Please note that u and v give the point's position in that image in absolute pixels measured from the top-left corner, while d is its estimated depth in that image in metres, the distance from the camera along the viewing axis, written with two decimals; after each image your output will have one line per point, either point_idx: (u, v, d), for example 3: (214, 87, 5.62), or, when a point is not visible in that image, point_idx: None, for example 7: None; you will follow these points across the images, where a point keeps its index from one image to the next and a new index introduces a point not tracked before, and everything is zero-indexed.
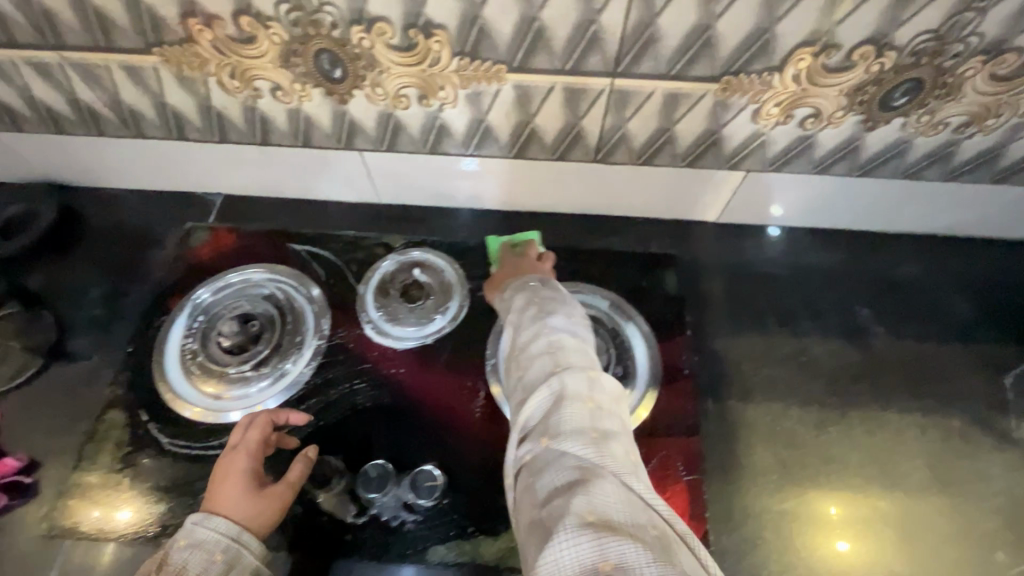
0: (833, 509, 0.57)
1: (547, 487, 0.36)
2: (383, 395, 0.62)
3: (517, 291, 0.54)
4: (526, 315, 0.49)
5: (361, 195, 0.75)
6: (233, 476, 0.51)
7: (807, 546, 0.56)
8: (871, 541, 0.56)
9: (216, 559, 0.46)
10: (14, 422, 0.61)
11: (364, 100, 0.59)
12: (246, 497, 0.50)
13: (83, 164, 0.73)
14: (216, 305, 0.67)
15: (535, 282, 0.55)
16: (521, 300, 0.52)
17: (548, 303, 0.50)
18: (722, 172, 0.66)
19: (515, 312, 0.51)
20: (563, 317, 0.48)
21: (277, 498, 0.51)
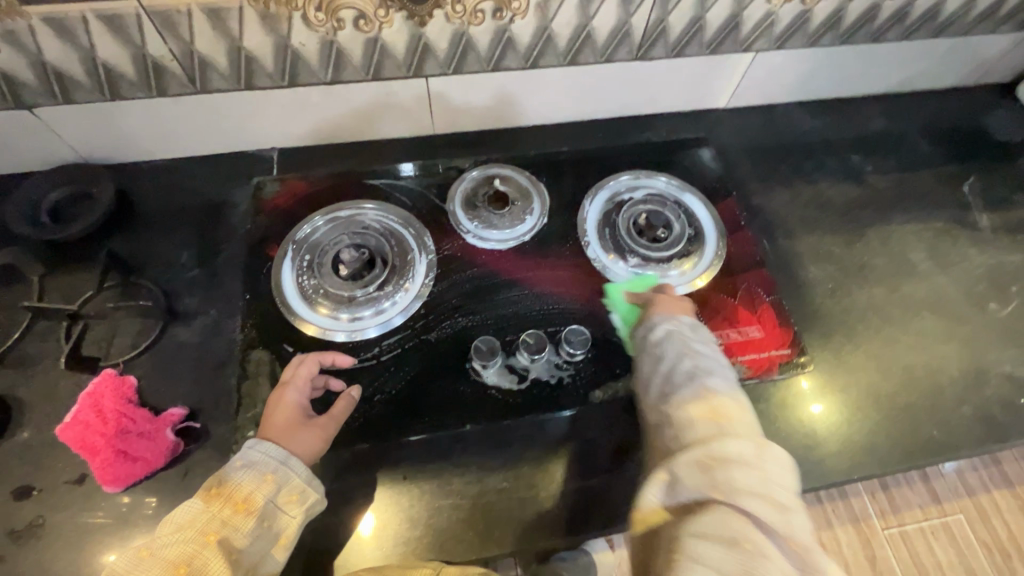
0: (804, 384, 0.67)
1: (701, 527, 0.42)
2: (503, 287, 0.69)
3: (667, 338, 0.58)
4: (681, 368, 0.55)
5: (419, 127, 0.80)
6: (284, 408, 0.57)
7: (789, 414, 0.66)
8: (834, 397, 0.67)
9: (266, 478, 0.52)
10: (155, 382, 0.61)
11: (442, 19, 0.64)
12: (295, 427, 0.56)
13: (129, 136, 0.71)
14: (318, 244, 0.70)
15: (685, 326, 0.60)
16: (672, 347, 0.57)
17: (706, 359, 0.56)
18: (737, 56, 0.78)
19: (667, 356, 0.57)
20: (720, 380, 0.54)
21: (320, 431, 0.57)
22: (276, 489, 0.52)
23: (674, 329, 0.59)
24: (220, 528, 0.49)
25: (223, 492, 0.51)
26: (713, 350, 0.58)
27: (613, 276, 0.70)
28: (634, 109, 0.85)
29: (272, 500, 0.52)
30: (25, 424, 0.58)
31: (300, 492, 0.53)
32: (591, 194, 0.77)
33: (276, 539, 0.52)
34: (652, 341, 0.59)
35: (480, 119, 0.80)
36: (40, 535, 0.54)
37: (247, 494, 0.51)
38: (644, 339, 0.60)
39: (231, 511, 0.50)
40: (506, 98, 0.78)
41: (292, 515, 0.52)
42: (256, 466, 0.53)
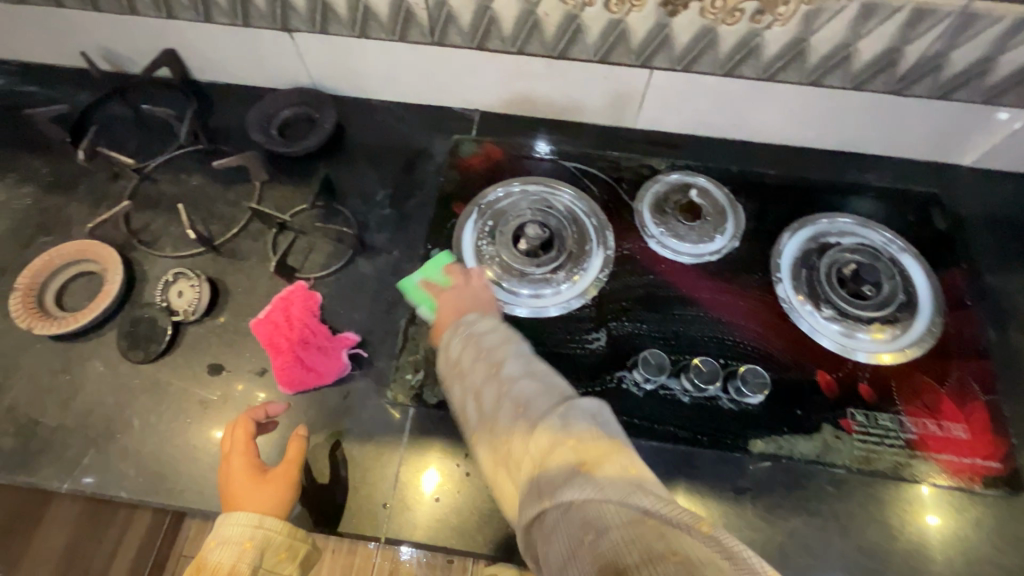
0: (924, 489, 0.57)
1: (564, 498, 0.35)
2: (677, 303, 0.65)
3: (463, 355, 0.51)
4: (478, 369, 0.49)
5: (621, 119, 0.77)
6: (236, 477, 0.53)
7: (900, 524, 0.56)
8: (961, 517, 0.56)
9: (247, 547, 0.49)
10: (335, 304, 0.66)
11: (696, 12, 0.61)
12: (254, 488, 0.52)
13: (358, 74, 0.76)
14: (502, 212, 0.70)
15: (465, 322, 0.54)
16: (457, 343, 0.52)
17: (468, 347, 0.51)
18: (1015, 113, 0.67)
19: (466, 368, 0.50)
20: (517, 363, 0.49)
21: (283, 480, 0.53)
22: (262, 554, 0.50)
23: (460, 346, 0.52)
24: None
25: (205, 572, 0.48)
26: (479, 330, 0.52)
27: (798, 320, 0.64)
28: (860, 146, 0.76)
29: (260, 564, 0.50)
30: (225, 310, 0.65)
31: (288, 549, 0.51)
32: (792, 227, 0.70)
33: None
34: (448, 359, 0.52)
35: (688, 121, 0.76)
36: (218, 410, 0.60)
37: (230, 569, 0.48)
38: (453, 361, 0.51)
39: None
40: (726, 106, 0.72)
41: (288, 573, 0.51)
42: (233, 537, 0.50)
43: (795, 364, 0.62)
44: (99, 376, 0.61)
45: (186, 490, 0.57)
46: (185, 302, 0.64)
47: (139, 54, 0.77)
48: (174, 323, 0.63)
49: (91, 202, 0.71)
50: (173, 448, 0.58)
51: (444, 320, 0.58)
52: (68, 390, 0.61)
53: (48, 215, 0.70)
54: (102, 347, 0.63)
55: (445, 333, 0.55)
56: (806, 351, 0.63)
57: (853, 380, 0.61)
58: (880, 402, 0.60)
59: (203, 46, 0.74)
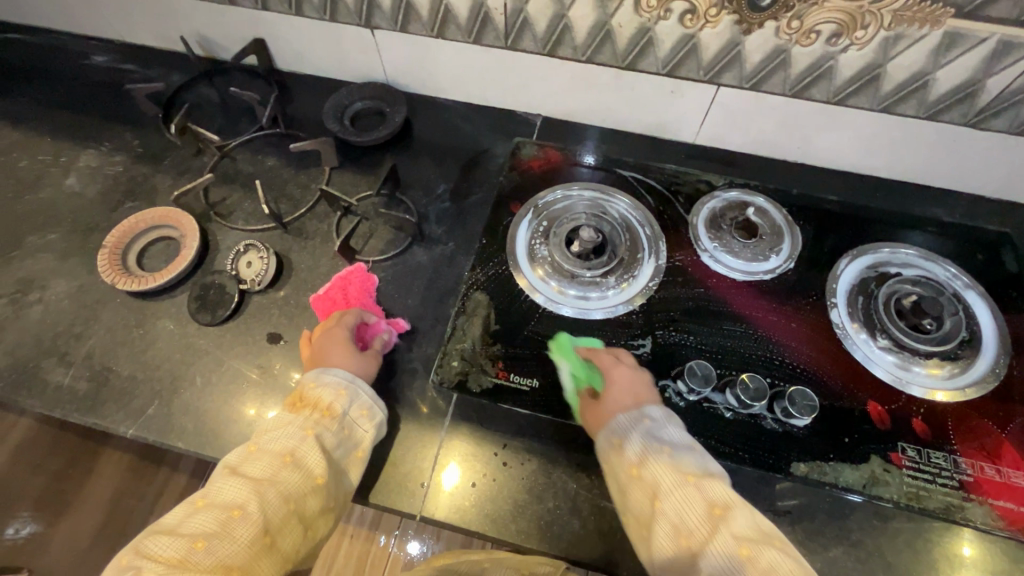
0: (964, 550, 0.54)
1: None
2: (728, 318, 0.65)
3: (656, 464, 0.50)
4: (691, 505, 0.47)
5: (681, 134, 0.78)
6: (337, 340, 0.59)
7: None
8: None
9: (341, 393, 0.55)
10: (390, 288, 0.68)
11: (770, 32, 0.62)
12: (353, 355, 0.58)
13: (430, 73, 0.80)
14: (558, 214, 0.72)
15: (659, 432, 0.52)
16: (655, 457, 0.50)
17: (669, 464, 0.49)
18: None
19: (668, 494, 0.48)
20: (740, 512, 0.46)
21: (370, 362, 0.60)
22: (351, 402, 0.55)
23: (646, 444, 0.51)
24: (310, 427, 0.52)
25: (306, 401, 0.54)
26: (688, 458, 0.50)
27: (851, 348, 0.63)
28: (927, 179, 0.74)
29: (348, 411, 0.54)
30: (287, 284, 0.68)
31: (370, 408, 0.56)
32: (852, 254, 0.69)
33: (354, 450, 0.54)
34: (638, 468, 0.50)
35: (750, 141, 0.76)
36: (274, 376, 0.63)
37: (325, 405, 0.54)
38: (633, 460, 0.51)
39: (318, 415, 0.53)
40: (790, 128, 0.72)
41: (367, 429, 0.55)
42: (332, 383, 0.55)
43: (845, 392, 0.60)
44: (169, 334, 0.66)
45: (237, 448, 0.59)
46: (253, 273, 0.68)
47: (231, 42, 0.82)
48: (241, 292, 0.67)
49: (174, 174, 0.76)
50: (228, 408, 0.61)
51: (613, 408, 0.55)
52: (140, 344, 0.65)
53: (136, 182, 0.76)
54: (173, 307, 0.67)
55: (627, 424, 0.53)
56: (858, 379, 0.61)
57: (906, 414, 0.59)
58: (934, 441, 0.58)
59: (290, 38, 0.79)
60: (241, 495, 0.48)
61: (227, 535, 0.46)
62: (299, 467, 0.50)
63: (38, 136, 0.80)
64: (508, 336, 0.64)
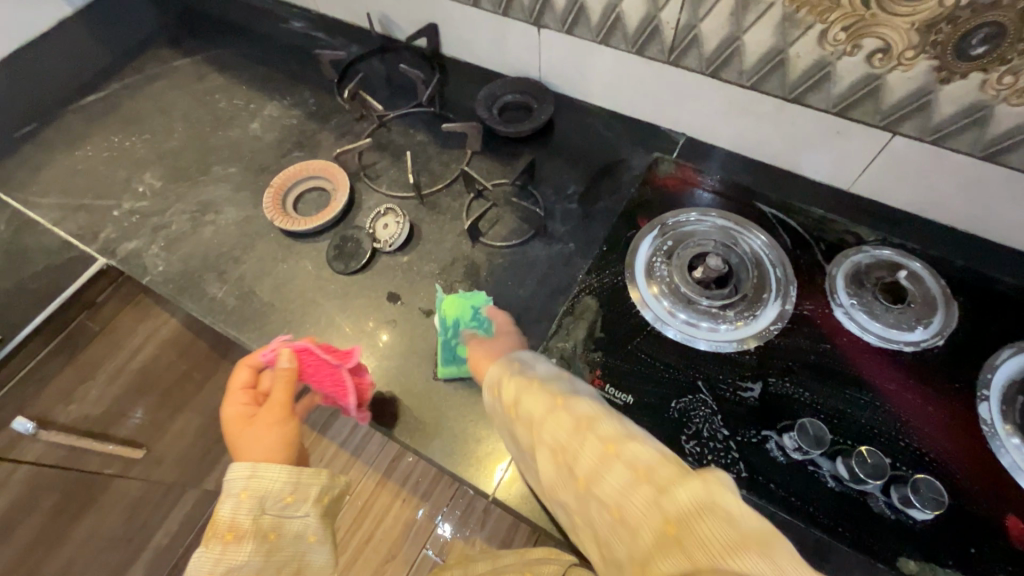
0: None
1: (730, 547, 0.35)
2: (853, 383, 0.60)
3: (523, 392, 0.51)
4: (559, 415, 0.48)
5: (836, 179, 0.73)
6: (235, 422, 0.60)
7: None
8: None
9: (244, 500, 0.55)
10: (505, 275, 0.71)
11: (974, 84, 0.56)
12: (252, 434, 0.58)
13: (583, 78, 0.81)
14: (684, 236, 0.70)
15: (528, 368, 0.54)
16: (527, 386, 0.52)
17: (541, 389, 0.51)
18: None
19: (540, 414, 0.49)
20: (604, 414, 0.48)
21: (270, 422, 0.59)
22: (262, 506, 0.55)
23: (514, 387, 0.52)
24: (225, 560, 0.52)
25: (213, 529, 0.54)
26: (555, 382, 0.52)
27: (997, 451, 0.55)
28: None
29: (268, 510, 0.55)
30: (414, 251, 0.73)
31: (292, 493, 0.56)
32: (1017, 346, 0.60)
33: (305, 537, 0.56)
34: (513, 401, 0.51)
35: (917, 200, 0.69)
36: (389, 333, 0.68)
37: (232, 521, 0.54)
38: (509, 404, 0.52)
39: (228, 540, 0.53)
40: (971, 193, 0.65)
41: (303, 513, 0.56)
42: (233, 487, 0.55)
43: (984, 497, 0.53)
44: (305, 274, 0.73)
45: None
46: (387, 235, 0.73)
47: (409, 23, 0.89)
48: (373, 250, 0.73)
49: (337, 134, 0.85)
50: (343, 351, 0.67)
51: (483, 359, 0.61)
52: (281, 276, 0.73)
53: (304, 135, 0.85)
54: (314, 250, 0.74)
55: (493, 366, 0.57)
56: (1001, 486, 0.53)
57: None
58: None
59: (462, 26, 0.85)
60: None
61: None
62: None
63: (237, 83, 0.93)
64: (611, 347, 0.64)
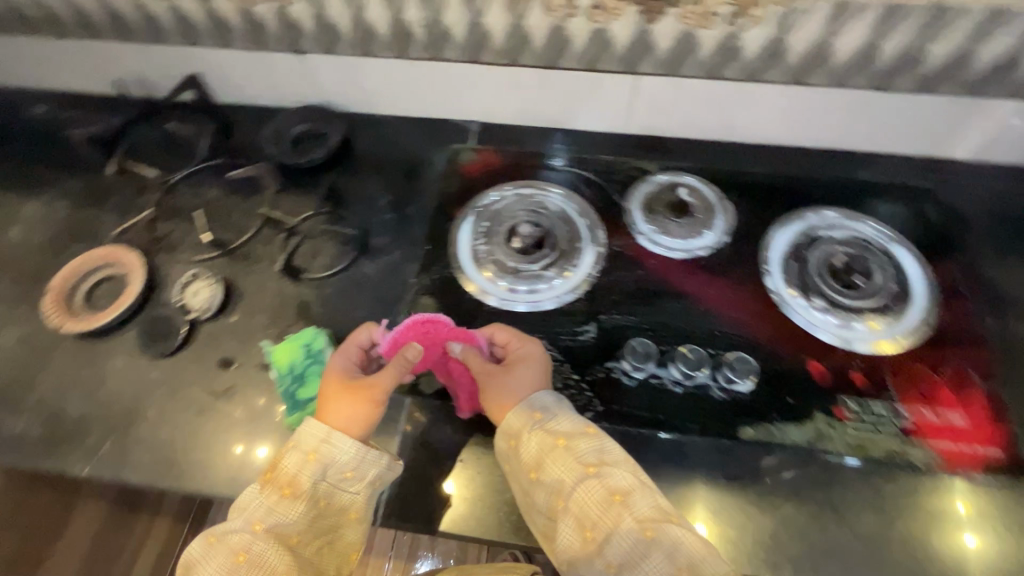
0: (959, 507, 0.53)
1: None
2: (668, 296, 0.67)
3: (547, 451, 0.53)
4: (595, 492, 0.51)
5: (612, 125, 0.80)
6: (333, 377, 0.58)
7: (934, 537, 0.53)
8: (998, 532, 0.53)
9: (310, 459, 0.53)
10: (338, 302, 0.69)
11: (673, 18, 0.64)
12: (344, 402, 0.56)
13: (363, 92, 0.82)
14: (498, 213, 0.74)
15: (562, 420, 0.55)
16: (558, 449, 0.53)
17: (574, 456, 0.53)
18: (1006, 104, 0.68)
19: (571, 484, 0.52)
20: (639, 492, 0.51)
21: (365, 396, 0.56)
22: (324, 471, 0.53)
23: (539, 445, 0.54)
24: (268, 516, 0.52)
25: (274, 477, 0.53)
26: (588, 444, 0.54)
27: (788, 312, 0.64)
28: (851, 144, 0.77)
29: (321, 479, 0.53)
30: (237, 308, 0.69)
31: (354, 471, 0.54)
32: (782, 221, 0.71)
33: (346, 513, 0.54)
34: (540, 465, 0.53)
35: (678, 126, 0.78)
36: (230, 401, 0.63)
37: (294, 478, 0.53)
38: (530, 462, 0.53)
39: (279, 495, 0.52)
40: (714, 108, 0.75)
41: (355, 492, 0.54)
42: (306, 441, 0.54)
43: (786, 353, 0.62)
44: (119, 371, 0.66)
45: (195, 472, 0.60)
46: (200, 302, 0.68)
47: (165, 79, 0.83)
48: (190, 322, 0.67)
49: (119, 214, 0.77)
50: (185, 436, 0.62)
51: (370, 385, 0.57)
52: (91, 383, 0.65)
53: (80, 225, 0.77)
54: (123, 343, 0.67)
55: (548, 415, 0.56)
56: (796, 340, 0.63)
57: (844, 367, 0.61)
58: (874, 390, 0.60)
59: (223, 69, 0.81)
60: None
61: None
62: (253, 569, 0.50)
63: None
64: None
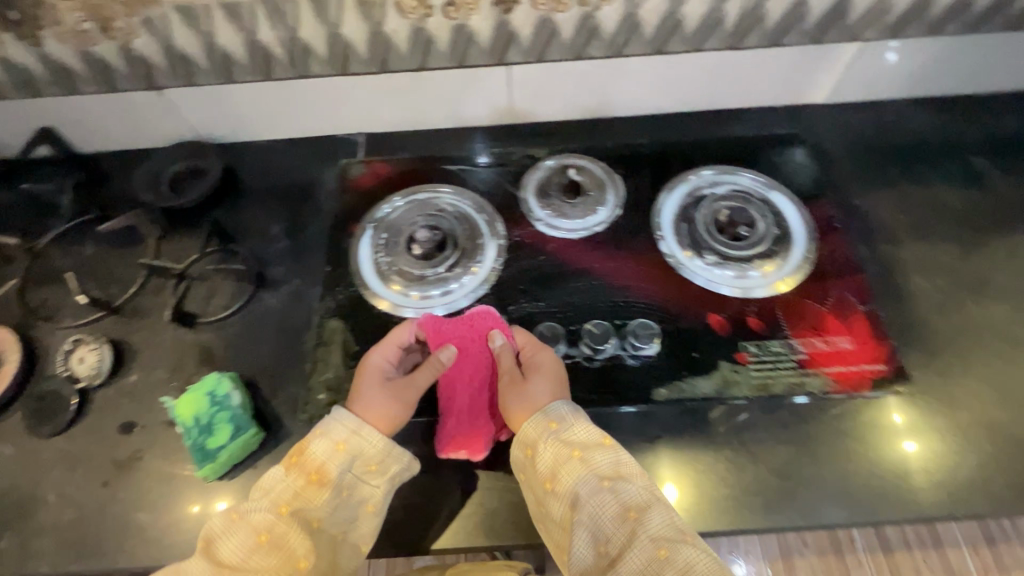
0: (896, 418, 0.60)
1: None
2: (571, 276, 0.68)
3: (561, 463, 0.52)
4: (610, 509, 0.49)
5: (496, 118, 0.81)
6: (370, 370, 0.59)
7: (879, 449, 0.59)
8: (935, 437, 0.59)
9: (338, 447, 0.53)
10: (242, 341, 0.67)
11: (528, 6, 0.65)
12: (378, 398, 0.57)
13: (238, 120, 0.78)
14: (396, 222, 0.73)
15: (579, 428, 0.54)
16: (573, 463, 0.52)
17: (589, 471, 0.51)
18: (845, 46, 0.73)
19: (586, 499, 0.50)
20: (657, 510, 0.49)
21: (404, 393, 0.58)
22: (353, 460, 0.53)
23: (553, 457, 0.52)
24: (293, 501, 0.51)
25: (301, 461, 0.53)
26: (604, 455, 0.52)
27: (686, 273, 0.67)
28: (721, 102, 0.81)
29: (347, 470, 0.53)
30: (133, 367, 0.65)
31: (379, 463, 0.54)
32: (669, 187, 0.74)
33: (362, 506, 0.53)
34: (554, 479, 0.52)
35: (559, 109, 0.80)
36: (138, 466, 0.60)
37: (322, 465, 0.52)
38: (546, 474, 0.52)
39: (305, 482, 0.52)
40: (588, 88, 0.77)
41: (375, 485, 0.53)
42: (333, 434, 0.53)
43: (687, 311, 0.65)
44: (9, 459, 0.61)
45: (112, 547, 0.56)
46: (87, 368, 0.64)
47: (12, 137, 0.77)
48: (82, 391, 0.63)
49: None
50: (94, 512, 0.58)
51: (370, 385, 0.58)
52: None
53: None
54: (10, 428, 0.62)
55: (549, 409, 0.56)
56: (695, 296, 0.66)
57: (741, 315, 0.64)
58: (769, 331, 0.63)
59: (77, 118, 0.75)
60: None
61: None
62: (273, 548, 0.50)
63: None
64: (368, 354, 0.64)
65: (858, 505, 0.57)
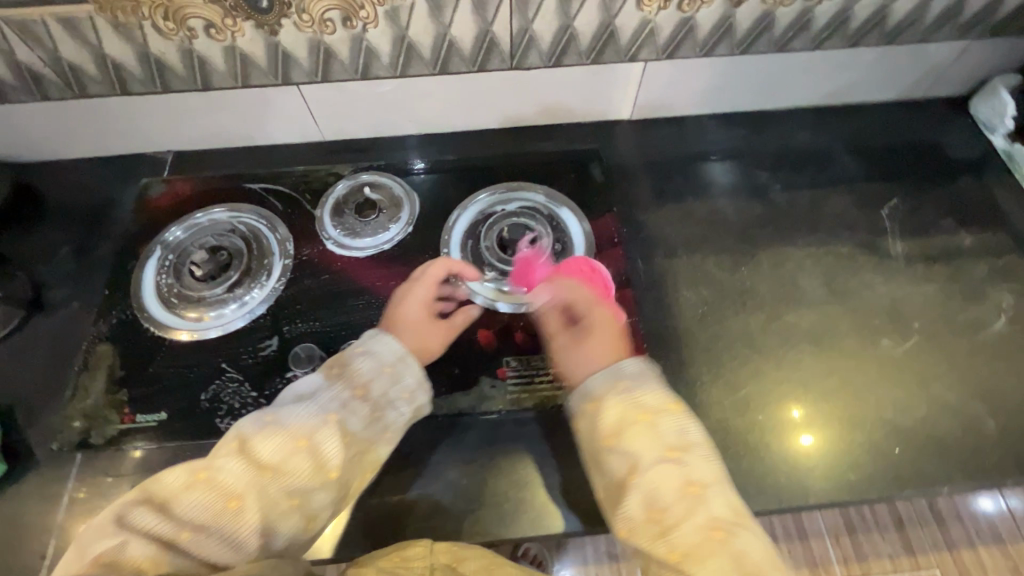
0: (794, 413, 0.62)
1: None
2: (351, 295, 0.69)
3: (625, 421, 0.51)
4: (671, 481, 0.48)
5: (304, 135, 0.81)
6: (412, 302, 0.62)
7: (776, 440, 0.61)
8: (829, 433, 0.61)
9: (384, 369, 0.55)
10: (7, 368, 0.65)
11: (293, 28, 0.65)
12: (418, 329, 0.61)
13: (29, 141, 0.76)
14: (186, 243, 0.73)
15: (632, 383, 0.54)
16: (640, 424, 0.51)
17: (655, 434, 0.50)
18: (625, 65, 0.75)
19: (644, 461, 0.49)
20: (718, 496, 0.47)
21: (441, 329, 0.62)
22: (392, 381, 0.55)
23: (620, 415, 0.52)
24: (343, 411, 0.52)
25: (350, 372, 0.54)
26: (671, 423, 0.51)
27: None
28: (527, 118, 0.83)
29: (389, 392, 0.54)
30: None
31: (411, 392, 0.55)
32: (463, 204, 0.75)
33: (383, 431, 0.54)
34: (614, 436, 0.51)
35: (365, 126, 0.80)
36: None
37: (365, 381, 0.54)
38: (608, 429, 0.52)
39: (352, 394, 0.53)
40: (387, 106, 0.77)
41: (401, 413, 0.55)
42: (380, 356, 0.56)
43: None
44: None
45: None
46: None
47: None
48: None
49: None
50: None
51: (410, 313, 0.62)
52: None
53: None
54: None
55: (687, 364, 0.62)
56: None
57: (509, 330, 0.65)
58: (533, 345, 0.64)
59: None
60: (240, 484, 0.46)
61: (239, 518, 0.46)
62: (314, 456, 0.49)
63: None
64: (131, 379, 0.63)
65: (594, 518, 0.57)
